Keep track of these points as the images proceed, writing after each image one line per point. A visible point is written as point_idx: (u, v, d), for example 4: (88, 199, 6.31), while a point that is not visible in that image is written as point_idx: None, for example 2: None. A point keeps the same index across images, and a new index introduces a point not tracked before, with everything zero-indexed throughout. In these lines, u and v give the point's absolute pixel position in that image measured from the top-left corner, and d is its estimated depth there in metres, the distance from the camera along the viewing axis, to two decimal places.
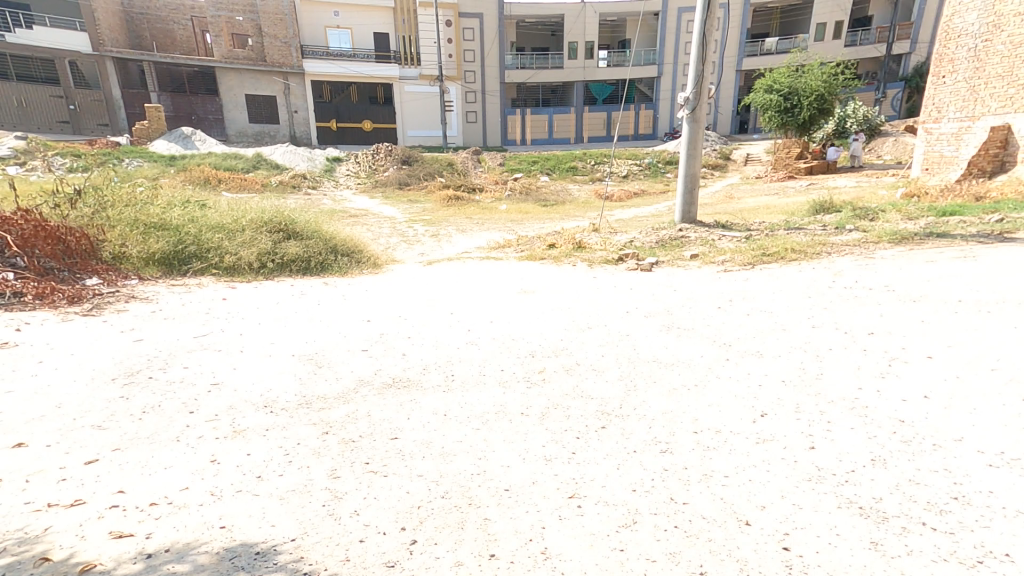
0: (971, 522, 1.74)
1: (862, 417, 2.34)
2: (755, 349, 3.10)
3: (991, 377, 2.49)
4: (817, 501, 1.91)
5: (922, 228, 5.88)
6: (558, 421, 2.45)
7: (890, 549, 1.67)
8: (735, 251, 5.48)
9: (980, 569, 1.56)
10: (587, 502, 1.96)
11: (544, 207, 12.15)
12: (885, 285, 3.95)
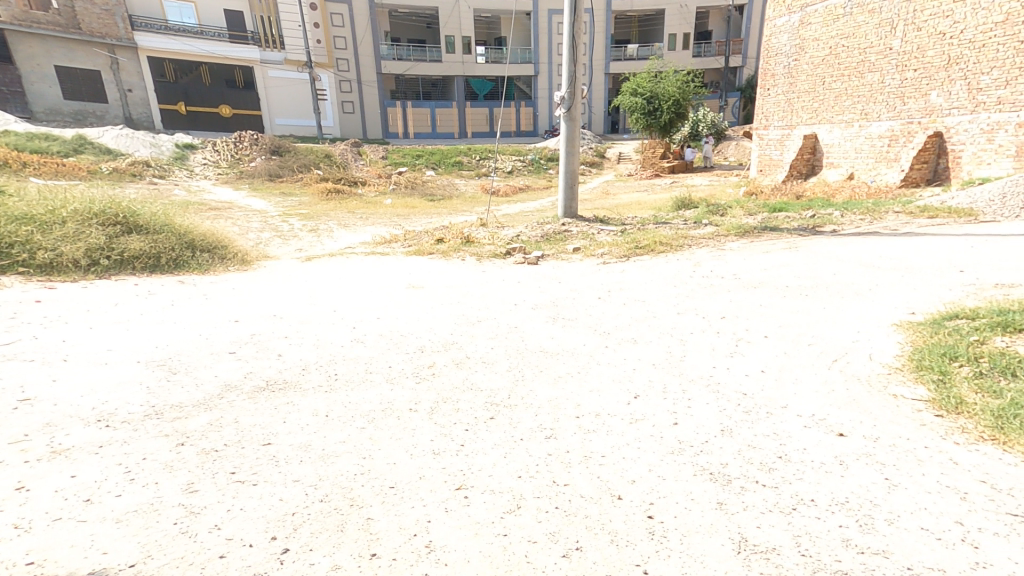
0: (790, 476, 2.05)
1: (716, 392, 2.64)
2: (631, 336, 3.38)
3: (807, 350, 2.99)
4: (678, 471, 2.11)
5: (757, 222, 6.86)
6: (448, 415, 2.46)
7: (732, 508, 1.93)
8: (612, 244, 5.97)
9: (793, 516, 1.87)
10: (474, 492, 1.96)
11: (431, 201, 12.31)
12: (734, 274, 4.58)
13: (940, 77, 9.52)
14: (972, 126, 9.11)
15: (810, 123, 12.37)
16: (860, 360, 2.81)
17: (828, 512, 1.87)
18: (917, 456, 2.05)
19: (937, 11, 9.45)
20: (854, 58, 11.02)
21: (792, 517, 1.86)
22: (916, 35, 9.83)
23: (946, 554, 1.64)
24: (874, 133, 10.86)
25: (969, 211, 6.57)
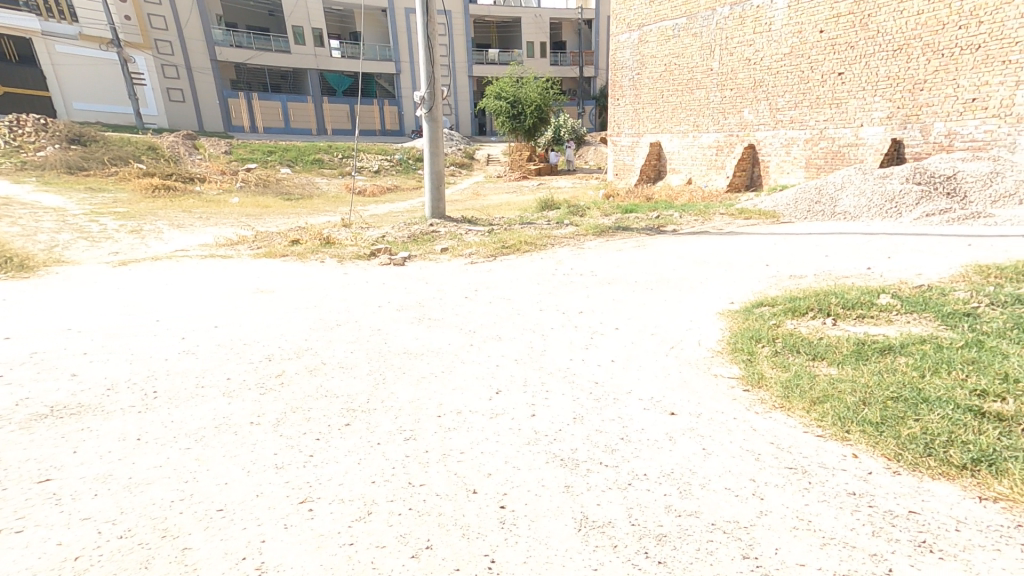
0: (629, 454, 2.25)
1: (571, 382, 2.82)
2: (496, 334, 3.51)
3: (650, 338, 3.37)
4: (534, 460, 2.20)
5: (612, 222, 7.50)
6: (296, 425, 2.33)
7: (578, 489, 2.06)
8: (480, 244, 6.16)
9: (629, 490, 2.07)
10: (321, 503, 1.84)
11: (289, 201, 11.86)
12: (591, 271, 5.01)
13: (749, 96, 11.77)
14: (773, 139, 11.48)
15: (655, 132, 14.16)
16: (691, 346, 3.22)
17: (657, 483, 2.11)
18: (731, 425, 2.41)
19: (743, 39, 11.63)
20: (685, 75, 13.03)
21: (628, 491, 2.06)
22: (730, 58, 11.95)
23: (742, 508, 1.97)
24: (705, 143, 12.94)
25: (772, 213, 7.63)
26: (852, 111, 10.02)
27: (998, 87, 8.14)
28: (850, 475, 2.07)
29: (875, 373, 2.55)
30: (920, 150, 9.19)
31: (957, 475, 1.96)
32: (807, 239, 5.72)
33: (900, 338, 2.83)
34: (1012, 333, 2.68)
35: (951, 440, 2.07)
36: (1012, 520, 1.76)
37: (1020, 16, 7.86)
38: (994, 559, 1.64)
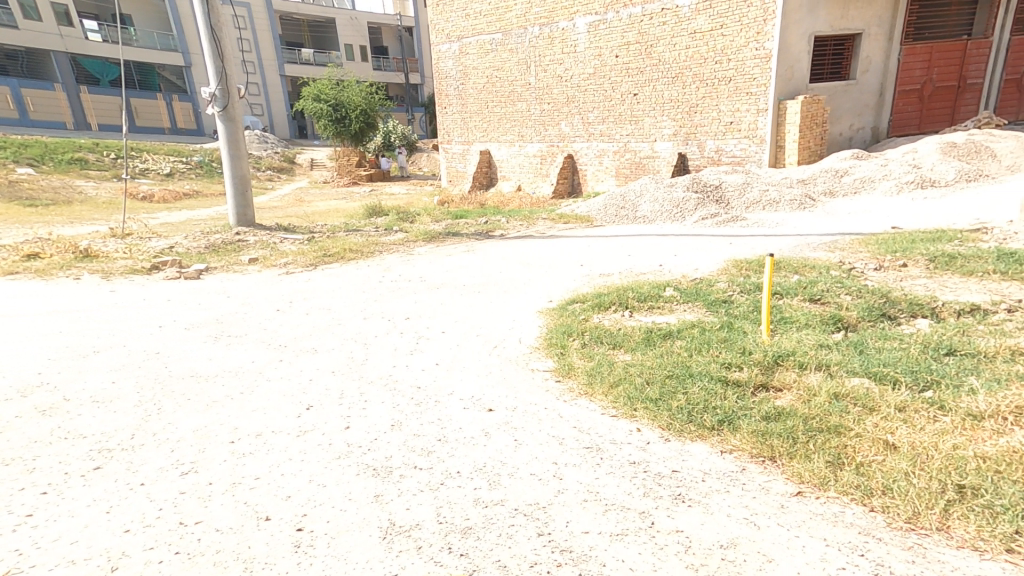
0: (444, 455, 2.36)
1: (391, 389, 2.91)
2: (311, 346, 3.53)
3: (476, 340, 3.66)
4: (342, 474, 2.18)
5: (443, 229, 7.86)
6: (12, 483, 2.08)
7: (388, 497, 2.08)
8: (297, 253, 6.35)
9: (440, 490, 2.16)
10: (35, 571, 1.63)
11: (30, 207, 10.94)
12: (419, 276, 5.39)
13: (565, 110, 13.55)
14: (588, 151, 13.34)
15: (483, 140, 15.78)
16: (512, 345, 3.55)
17: (470, 478, 2.25)
18: (540, 415, 2.72)
19: (553, 58, 13.46)
20: (505, 88, 14.76)
21: (439, 491, 2.15)
22: (544, 75, 13.78)
23: (543, 490, 2.23)
24: (530, 152, 14.68)
25: (587, 218, 8.42)
26: (648, 127, 12.06)
27: (743, 113, 10.47)
28: (633, 447, 2.50)
29: (659, 356, 3.09)
30: (699, 163, 11.31)
31: (708, 434, 2.53)
32: (608, 242, 6.52)
33: (678, 324, 3.49)
34: (751, 316, 3.57)
35: (706, 407, 2.64)
36: (739, 464, 2.39)
37: (753, 57, 10.10)
38: (724, 498, 2.23)
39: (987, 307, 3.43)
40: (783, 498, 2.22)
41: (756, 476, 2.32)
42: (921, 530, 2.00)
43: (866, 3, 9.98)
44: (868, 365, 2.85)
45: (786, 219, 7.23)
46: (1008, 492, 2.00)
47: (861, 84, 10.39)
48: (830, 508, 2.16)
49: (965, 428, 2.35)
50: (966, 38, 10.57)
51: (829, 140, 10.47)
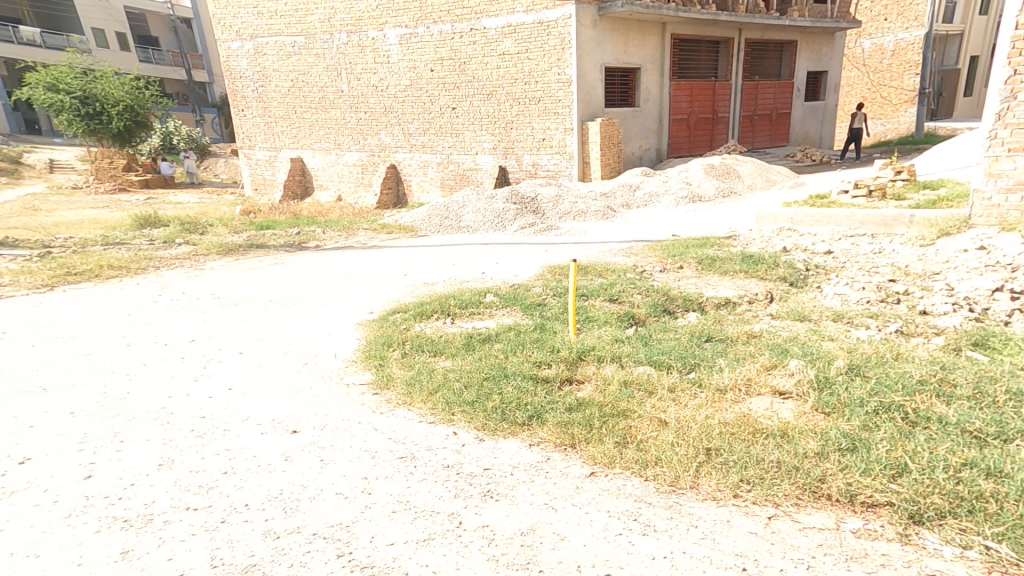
0: (229, 490, 2.32)
1: (163, 424, 2.91)
2: (46, 386, 3.45)
3: (281, 357, 3.76)
4: (74, 536, 2.09)
5: (246, 241, 8.03)
6: None
7: (139, 550, 1.99)
8: (29, 272, 6.19)
9: (219, 530, 2.09)
10: None
11: None
12: (212, 293, 5.50)
13: (383, 120, 13.79)
14: (412, 161, 13.70)
15: (295, 147, 15.43)
16: (326, 360, 3.66)
17: (260, 510, 2.20)
18: (357, 431, 2.77)
19: (366, 66, 13.56)
20: (316, 93, 14.51)
21: (216, 531, 2.08)
22: (357, 83, 13.84)
23: (349, 508, 2.23)
24: (349, 161, 14.70)
25: (411, 228, 8.61)
26: (469, 140, 12.72)
27: (553, 131, 11.55)
28: (447, 451, 2.65)
29: (476, 359, 3.40)
30: (518, 175, 12.27)
31: (519, 430, 2.81)
32: (437, 251, 6.99)
33: (497, 329, 3.87)
34: (560, 316, 4.13)
35: (519, 404, 2.94)
36: (544, 455, 2.66)
37: (557, 81, 11.18)
38: (528, 488, 2.45)
39: (736, 300, 4.41)
40: (580, 480, 2.54)
41: (559, 464, 2.61)
42: (680, 491, 2.50)
43: (641, 42, 11.84)
44: (651, 354, 3.47)
45: (584, 227, 8.26)
46: (737, 449, 2.65)
47: (644, 111, 12.34)
48: (615, 483, 2.53)
49: (715, 401, 3.04)
50: (711, 80, 13.23)
51: (624, 159, 12.19)
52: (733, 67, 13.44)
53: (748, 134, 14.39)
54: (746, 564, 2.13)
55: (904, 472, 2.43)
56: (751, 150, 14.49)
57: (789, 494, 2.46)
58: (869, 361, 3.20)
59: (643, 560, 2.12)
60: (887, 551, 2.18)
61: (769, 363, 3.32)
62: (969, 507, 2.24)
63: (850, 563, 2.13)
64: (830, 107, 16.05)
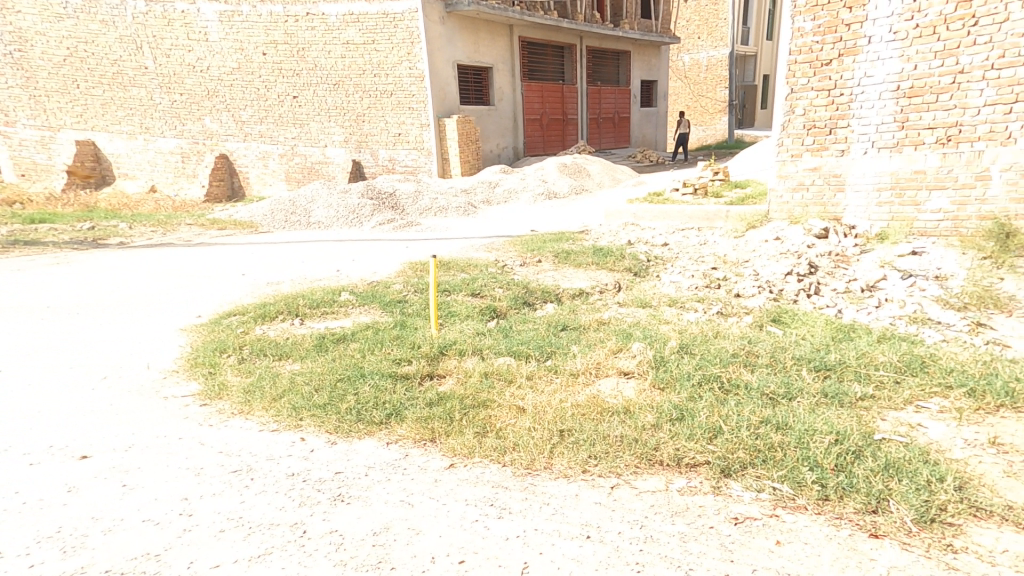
0: None
1: None
2: None
3: (68, 372, 3.59)
4: None
5: (13, 238, 7.82)
6: None
7: None
8: None
9: None
10: None
11: None
12: None
13: (206, 104, 13.21)
14: (248, 151, 13.36)
15: (85, 128, 14.06)
16: (136, 371, 3.56)
17: (25, 555, 1.98)
18: (183, 448, 2.66)
19: (175, 42, 12.88)
20: (111, 67, 13.39)
21: None
22: (166, 61, 13.07)
23: (161, 535, 2.08)
24: (164, 148, 13.86)
25: (252, 224, 8.89)
26: (316, 132, 12.76)
27: (410, 126, 12.18)
28: (295, 458, 2.60)
29: (330, 360, 3.49)
30: (375, 170, 12.77)
31: (377, 429, 2.85)
32: (289, 249, 7.21)
33: (354, 328, 3.97)
34: (421, 312, 4.37)
35: (376, 403, 3.00)
36: (401, 451, 2.72)
37: (408, 75, 11.85)
38: (383, 487, 2.46)
39: (588, 291, 4.89)
40: (438, 473, 2.60)
41: (417, 458, 2.67)
42: (534, 472, 2.68)
43: (490, 43, 13.30)
44: (511, 345, 3.72)
45: (440, 223, 8.97)
46: (587, 428, 2.93)
47: (499, 110, 13.78)
48: (474, 472, 2.64)
49: (568, 385, 3.35)
50: (559, 83, 15.60)
51: (483, 156, 13.47)
52: (577, 73, 16.05)
53: (595, 135, 17.10)
54: (591, 531, 2.36)
55: (719, 433, 2.93)
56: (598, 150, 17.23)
57: (629, 464, 2.78)
58: (695, 340, 3.85)
59: (496, 542, 2.23)
60: (704, 504, 2.60)
61: (616, 347, 3.74)
62: (763, 458, 2.79)
63: (674, 517, 2.50)
64: (661, 113, 19.88)
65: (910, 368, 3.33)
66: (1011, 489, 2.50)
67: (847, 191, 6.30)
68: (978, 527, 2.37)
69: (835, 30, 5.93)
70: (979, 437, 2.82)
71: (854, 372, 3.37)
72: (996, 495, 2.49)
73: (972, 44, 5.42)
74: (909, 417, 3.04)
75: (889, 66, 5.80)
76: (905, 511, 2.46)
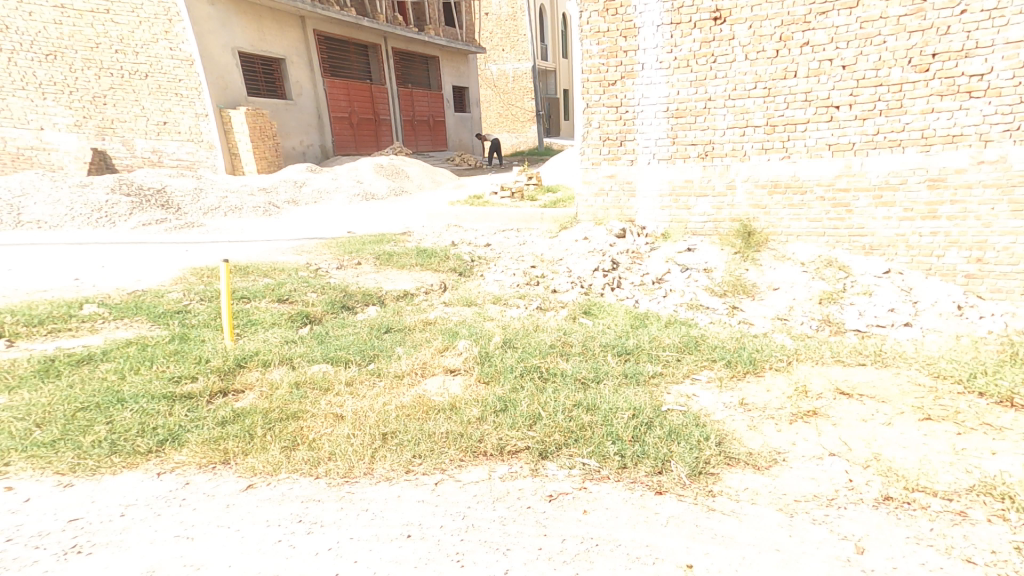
0: None
1: None
2: None
3: None
4: None
5: None
6: None
7: None
8: None
9: None
10: None
11: None
12: None
13: None
14: None
15: None
16: None
17: None
18: None
19: None
20: None
21: None
22: None
23: None
24: None
25: None
26: (23, 112, 11.16)
27: (180, 114, 11.64)
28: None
29: (65, 386, 3.23)
30: (131, 162, 11.80)
31: (142, 460, 2.67)
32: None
33: (114, 347, 3.77)
34: (212, 323, 4.36)
35: (144, 429, 2.85)
36: (182, 480, 2.54)
37: (169, 56, 11.27)
38: (148, 525, 2.23)
39: (413, 292, 5.31)
40: (231, 498, 2.44)
41: (191, 484, 2.52)
42: (352, 480, 2.63)
43: (278, 33, 13.36)
44: (328, 352, 3.78)
45: (228, 223, 9.59)
46: (411, 428, 3.00)
47: (298, 106, 14.11)
48: (282, 489, 2.52)
49: (392, 386, 3.46)
50: (367, 83, 16.63)
51: (283, 152, 13.59)
52: (385, 74, 17.31)
53: (410, 136, 18.67)
54: (411, 530, 2.38)
55: (539, 419, 3.23)
56: (415, 151, 18.83)
57: (454, 458, 2.88)
58: (518, 334, 4.32)
59: (302, 558, 2.13)
60: (524, 486, 2.79)
61: (441, 347, 4.01)
62: (576, 437, 3.12)
63: (494, 503, 2.64)
64: (476, 118, 22.61)
65: (688, 348, 4.24)
66: (752, 439, 3.24)
67: (638, 197, 6.97)
68: (730, 473, 2.96)
69: (615, 55, 6.46)
70: (732, 400, 3.65)
71: (647, 354, 4.13)
72: (742, 446, 3.17)
73: (715, 77, 6.18)
74: (687, 388, 3.79)
75: (659, 90, 6.44)
76: (682, 468, 2.95)
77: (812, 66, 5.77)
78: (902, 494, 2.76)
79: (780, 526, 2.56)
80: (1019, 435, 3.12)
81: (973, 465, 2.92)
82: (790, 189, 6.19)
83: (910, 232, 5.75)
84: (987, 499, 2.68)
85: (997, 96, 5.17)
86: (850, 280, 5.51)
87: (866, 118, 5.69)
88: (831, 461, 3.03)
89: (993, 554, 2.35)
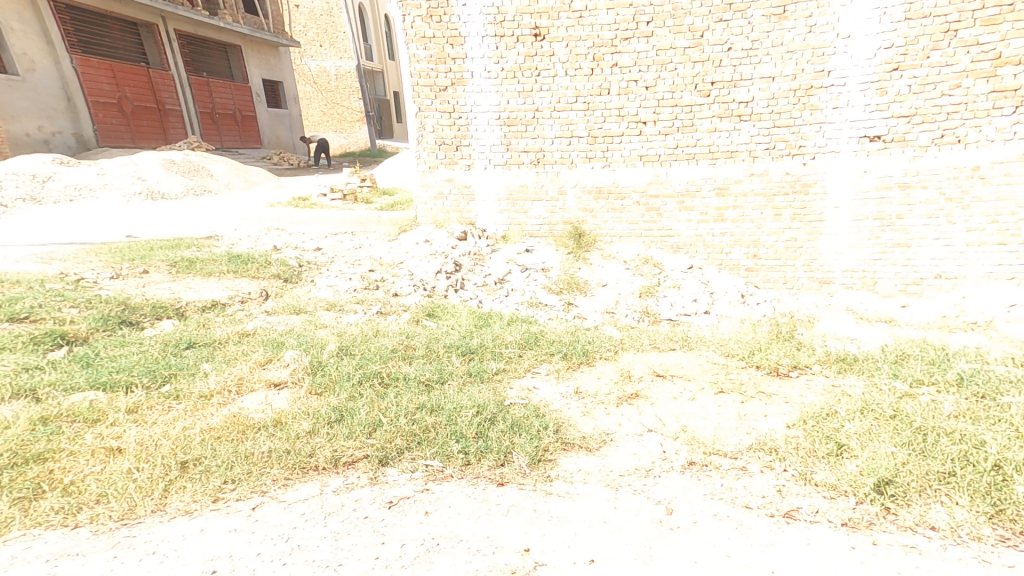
0: None
1: None
2: None
3: None
4: None
5: None
6: None
7: None
8: None
9: None
10: None
11: None
12: None
13: None
14: None
15: None
16: None
17: None
18: None
19: None
20: None
21: None
22: None
23: None
24: None
25: None
26: None
27: None
28: None
29: None
30: None
31: None
32: None
33: None
34: None
35: None
36: None
37: None
38: None
39: (224, 301, 4.98)
40: None
41: None
42: (131, 522, 2.35)
43: None
44: (99, 378, 3.35)
45: None
46: (221, 452, 2.77)
47: (32, 84, 12.26)
48: (21, 548, 2.16)
49: (194, 410, 3.18)
50: (144, 66, 15.25)
51: (6, 139, 11.76)
52: (167, 58, 16.05)
53: (211, 130, 17.72)
54: (217, 565, 2.17)
55: (379, 426, 3.18)
56: (218, 146, 17.91)
57: (278, 478, 2.72)
58: (356, 340, 4.24)
59: None
60: (361, 496, 2.71)
61: (263, 360, 3.79)
62: (418, 440, 3.13)
63: (326, 518, 2.52)
64: (295, 116, 22.38)
65: (529, 344, 4.55)
66: (585, 424, 3.55)
67: (477, 201, 7.20)
68: (566, 458, 3.20)
69: (444, 62, 6.53)
70: (569, 389, 3.99)
71: (491, 352, 4.34)
72: (578, 431, 3.46)
73: (541, 89, 6.57)
74: (529, 381, 4.06)
75: (490, 98, 6.67)
76: (523, 458, 3.10)
77: (621, 85, 6.41)
78: (702, 458, 3.22)
79: (607, 501, 2.82)
80: (782, 399, 3.90)
81: (751, 427, 3.55)
82: (611, 195, 6.85)
83: (705, 232, 6.78)
84: (760, 454, 3.26)
85: (759, 121, 6.23)
86: (663, 275, 6.40)
87: (667, 134, 6.49)
88: (648, 436, 3.44)
89: (764, 498, 2.86)
